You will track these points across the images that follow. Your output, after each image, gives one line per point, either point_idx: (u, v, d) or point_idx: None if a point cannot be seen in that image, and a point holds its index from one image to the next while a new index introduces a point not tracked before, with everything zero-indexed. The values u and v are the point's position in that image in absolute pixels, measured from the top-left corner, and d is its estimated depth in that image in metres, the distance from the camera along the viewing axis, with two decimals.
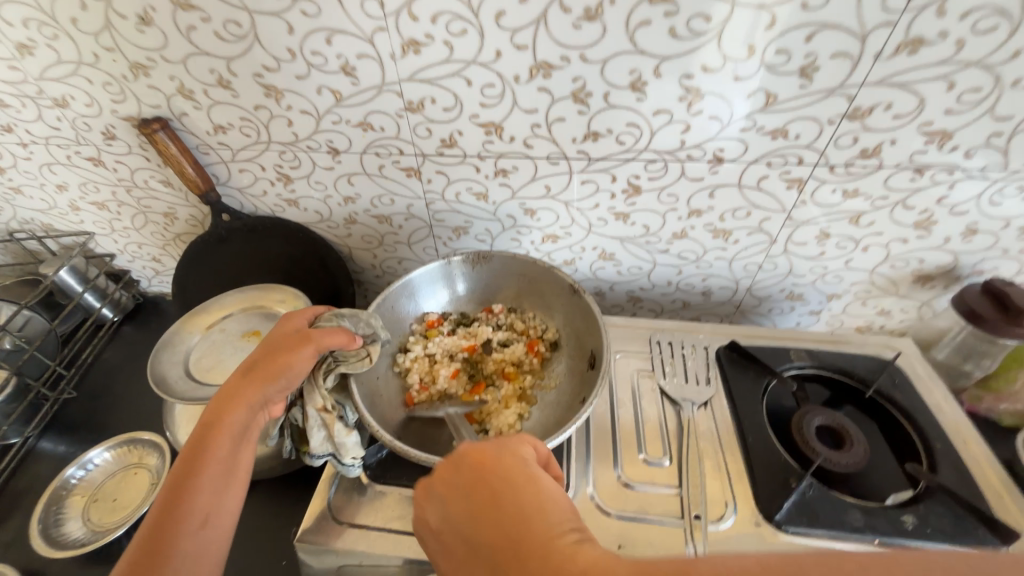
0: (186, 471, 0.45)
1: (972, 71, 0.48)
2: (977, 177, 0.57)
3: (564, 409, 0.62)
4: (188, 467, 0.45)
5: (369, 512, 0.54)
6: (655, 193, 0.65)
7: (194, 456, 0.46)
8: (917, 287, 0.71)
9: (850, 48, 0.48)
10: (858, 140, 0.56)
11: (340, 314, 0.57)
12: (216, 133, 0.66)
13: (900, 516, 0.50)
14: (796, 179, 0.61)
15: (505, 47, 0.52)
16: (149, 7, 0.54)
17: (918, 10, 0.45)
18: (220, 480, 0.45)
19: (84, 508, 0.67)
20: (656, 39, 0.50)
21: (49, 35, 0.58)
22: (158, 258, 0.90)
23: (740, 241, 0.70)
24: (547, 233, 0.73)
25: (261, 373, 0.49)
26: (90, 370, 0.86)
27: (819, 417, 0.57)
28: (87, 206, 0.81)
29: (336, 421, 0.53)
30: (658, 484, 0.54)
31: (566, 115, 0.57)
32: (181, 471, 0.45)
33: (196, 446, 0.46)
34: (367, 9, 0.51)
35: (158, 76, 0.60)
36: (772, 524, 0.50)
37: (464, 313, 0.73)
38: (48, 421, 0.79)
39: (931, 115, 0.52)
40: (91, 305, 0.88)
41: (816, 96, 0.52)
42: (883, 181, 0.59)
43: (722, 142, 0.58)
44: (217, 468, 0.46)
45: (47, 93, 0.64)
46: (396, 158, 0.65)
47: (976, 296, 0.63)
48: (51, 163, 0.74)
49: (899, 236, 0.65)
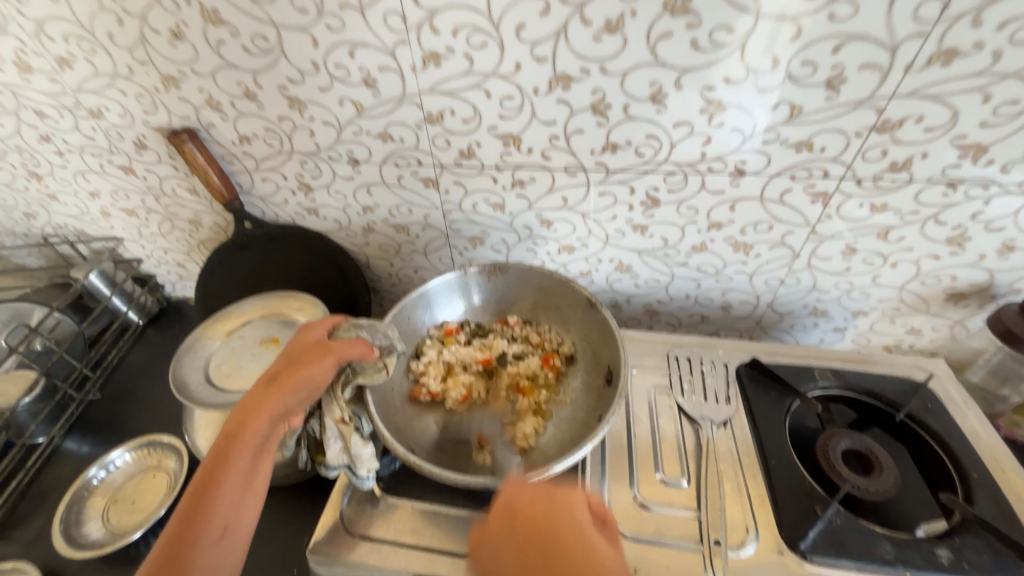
0: (208, 481, 0.45)
1: (1009, 82, 0.46)
2: (1014, 192, 0.54)
3: (580, 424, 0.61)
4: (210, 477, 0.45)
5: (381, 525, 0.54)
6: (674, 205, 0.64)
7: (215, 466, 0.46)
8: (949, 305, 0.68)
9: (879, 59, 0.47)
10: (887, 153, 0.54)
11: (359, 325, 0.58)
12: (241, 143, 0.68)
13: (933, 549, 0.48)
14: (822, 193, 0.59)
15: (525, 59, 0.52)
16: (181, 23, 0.55)
17: (951, 21, 0.44)
18: (240, 490, 0.45)
19: (104, 509, 0.68)
20: (677, 51, 0.49)
21: (88, 50, 0.60)
22: (182, 264, 0.92)
23: (762, 255, 0.68)
24: (563, 244, 0.73)
25: (283, 383, 0.50)
26: (114, 372, 0.88)
27: (845, 441, 0.55)
28: (117, 212, 0.84)
29: (353, 433, 0.53)
30: (675, 506, 0.53)
31: (585, 127, 0.57)
32: (202, 481, 0.45)
33: (218, 456, 0.46)
34: (390, 23, 0.52)
35: (188, 88, 0.62)
36: (796, 553, 0.48)
37: (479, 324, 0.73)
38: (73, 422, 0.81)
39: (966, 128, 0.50)
40: (117, 308, 0.91)
41: (843, 109, 0.51)
42: (914, 195, 0.57)
43: (744, 154, 0.57)
44: (238, 478, 0.46)
45: (84, 104, 0.67)
46: (414, 169, 0.66)
47: (1014, 315, 0.60)
48: (85, 171, 0.77)
49: (930, 252, 0.63)
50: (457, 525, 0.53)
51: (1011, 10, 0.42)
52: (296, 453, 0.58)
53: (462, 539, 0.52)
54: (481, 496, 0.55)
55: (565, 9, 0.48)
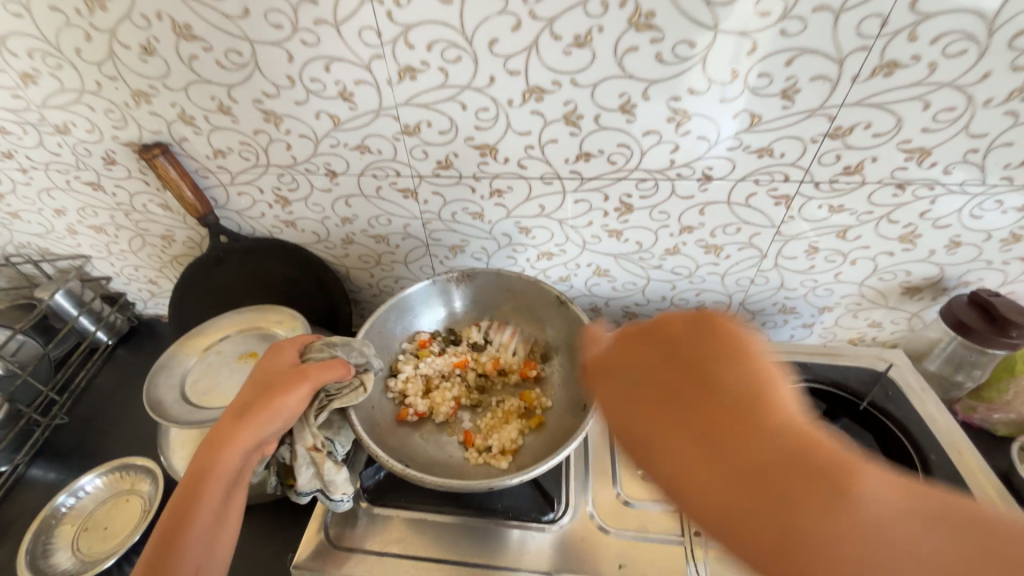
0: (177, 522, 0.44)
1: (945, 91, 0.50)
2: (957, 192, 0.59)
3: (566, 419, 0.62)
4: (179, 519, 0.44)
5: (366, 537, 0.53)
6: (647, 210, 0.66)
7: (184, 506, 0.44)
8: (905, 298, 0.73)
9: (828, 71, 0.50)
10: (840, 158, 0.58)
11: (332, 343, 0.55)
12: (216, 157, 0.67)
13: None
14: (784, 196, 0.62)
15: (499, 73, 0.54)
16: (152, 38, 0.55)
17: (890, 35, 0.47)
18: (212, 528, 0.45)
19: (74, 537, 0.65)
20: (644, 64, 0.52)
21: (54, 65, 0.59)
22: (154, 281, 0.90)
23: (732, 256, 0.71)
24: (542, 250, 0.74)
25: (254, 416, 0.47)
26: (83, 395, 0.85)
27: None
28: (85, 229, 0.81)
29: (326, 458, 0.51)
30: (656, 501, 0.54)
31: (559, 136, 0.59)
32: (170, 521, 0.44)
33: (187, 495, 0.45)
34: (365, 38, 0.53)
35: (159, 103, 0.62)
36: None
37: (458, 331, 0.73)
38: (39, 447, 0.78)
39: (910, 134, 0.54)
40: (85, 329, 0.88)
41: (798, 117, 0.54)
42: (867, 197, 0.61)
43: (710, 161, 0.60)
44: (209, 517, 0.45)
45: (49, 120, 0.65)
46: (393, 180, 0.67)
47: (963, 306, 0.65)
48: (50, 188, 0.75)
49: (885, 249, 0.67)
50: (446, 531, 0.54)
51: (941, 26, 0.46)
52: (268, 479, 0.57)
53: (451, 545, 0.53)
54: (471, 500, 0.56)
55: (536, 24, 0.50)
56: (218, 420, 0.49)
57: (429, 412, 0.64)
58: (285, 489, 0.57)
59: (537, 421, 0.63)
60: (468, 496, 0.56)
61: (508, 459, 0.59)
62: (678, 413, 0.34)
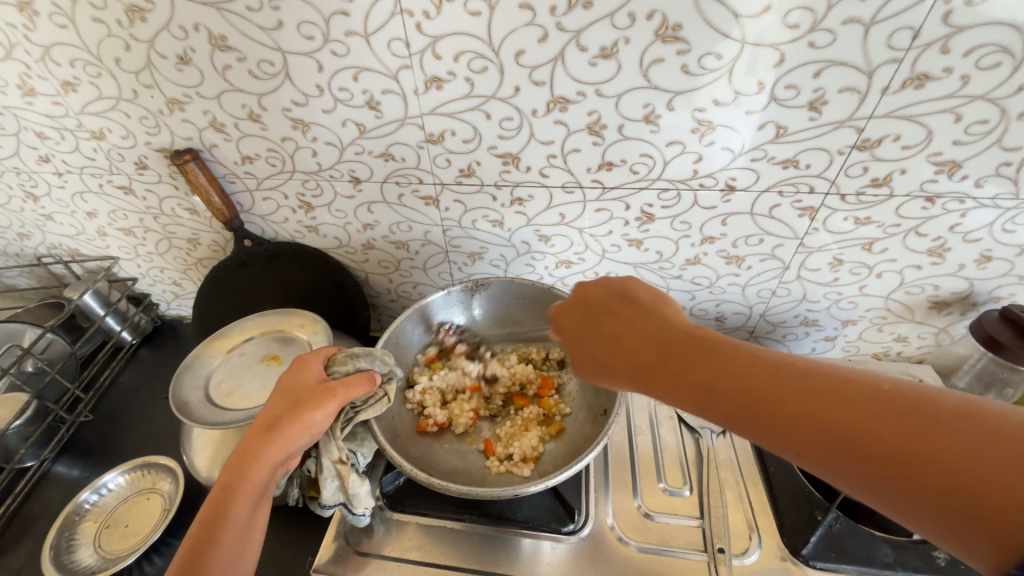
0: (203, 541, 0.43)
1: (978, 104, 0.49)
2: (988, 206, 0.58)
3: (585, 426, 0.61)
4: (206, 537, 0.43)
5: (386, 543, 0.53)
6: (668, 220, 0.66)
7: (212, 523, 0.43)
8: (933, 313, 0.71)
9: (857, 83, 0.50)
10: (868, 170, 0.57)
11: (355, 354, 0.54)
12: (243, 163, 0.69)
13: (932, 552, 0.49)
14: (808, 207, 0.62)
15: (524, 83, 0.54)
16: (188, 48, 0.57)
17: (922, 48, 0.47)
18: (237, 546, 0.44)
19: (96, 534, 0.66)
20: (669, 75, 0.52)
21: (94, 74, 0.61)
22: (178, 282, 0.92)
23: (754, 267, 0.71)
24: (561, 258, 0.74)
25: (282, 432, 0.46)
26: (106, 393, 0.87)
27: None
28: (114, 231, 0.84)
29: (350, 472, 0.51)
30: (679, 515, 0.53)
31: (582, 146, 0.59)
32: (197, 539, 0.43)
33: (213, 512, 0.44)
34: (393, 49, 0.54)
35: (192, 110, 0.63)
36: (799, 559, 0.50)
37: (476, 338, 0.73)
38: (64, 444, 0.80)
39: (940, 147, 0.53)
40: (110, 328, 0.90)
41: (826, 128, 0.54)
42: (894, 209, 0.60)
43: (733, 171, 0.59)
44: (236, 535, 0.44)
45: (86, 126, 0.67)
46: (415, 187, 0.68)
47: (994, 322, 0.63)
48: (84, 191, 0.77)
49: (913, 262, 0.65)
50: (465, 539, 0.53)
51: (975, 39, 0.45)
52: (290, 492, 0.57)
53: (470, 554, 0.52)
54: (490, 509, 0.55)
55: (562, 36, 0.50)
56: (244, 435, 0.48)
57: (449, 421, 0.64)
58: (308, 502, 0.57)
59: (558, 428, 0.63)
60: (487, 504, 0.56)
61: (530, 466, 0.59)
62: (656, 341, 0.43)
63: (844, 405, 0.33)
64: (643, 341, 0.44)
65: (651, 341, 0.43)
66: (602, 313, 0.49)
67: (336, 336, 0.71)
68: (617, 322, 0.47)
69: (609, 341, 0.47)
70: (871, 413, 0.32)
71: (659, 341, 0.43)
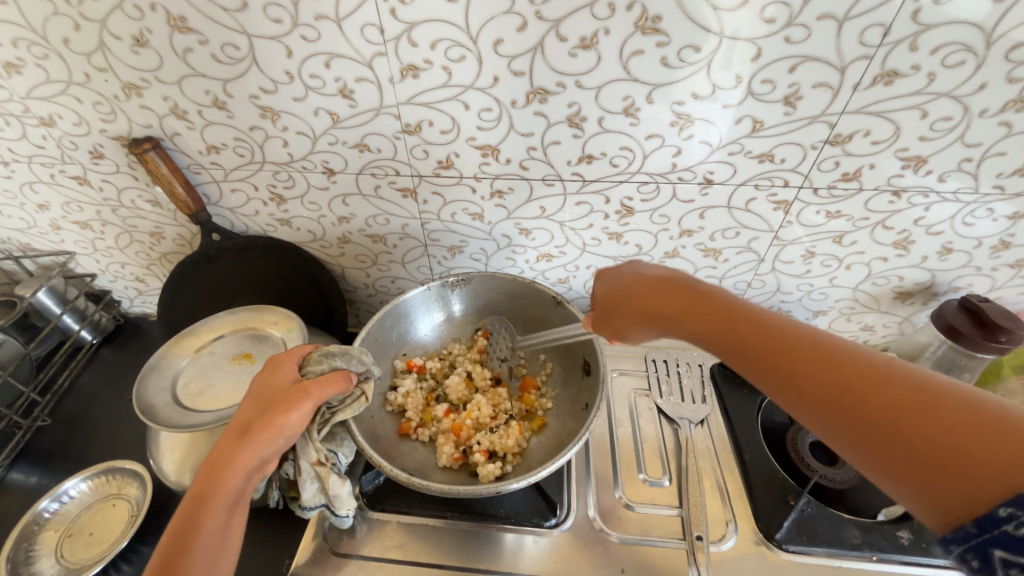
0: (176, 552, 0.41)
1: (943, 101, 0.51)
2: (950, 200, 0.60)
3: (571, 417, 0.61)
4: (179, 548, 0.41)
5: (370, 544, 0.52)
6: (647, 213, 0.66)
7: (185, 533, 0.41)
8: (897, 303, 0.74)
9: (830, 79, 0.51)
10: (839, 164, 0.58)
11: (331, 353, 0.52)
12: (209, 153, 0.65)
13: (895, 532, 0.52)
14: (783, 201, 0.63)
15: (503, 73, 0.53)
16: (145, 29, 0.53)
17: (892, 45, 0.48)
18: (212, 555, 0.42)
19: (57, 543, 0.63)
20: (648, 68, 0.51)
21: (40, 55, 0.57)
22: (142, 278, 0.88)
23: (730, 260, 0.72)
24: (542, 252, 0.74)
25: (256, 435, 0.45)
26: (66, 396, 0.83)
27: (811, 434, 0.60)
28: (69, 225, 0.79)
29: (330, 472, 0.50)
30: (660, 505, 0.55)
31: (562, 138, 0.59)
32: (168, 552, 0.41)
33: (187, 521, 0.42)
34: (367, 34, 0.51)
35: (151, 96, 0.60)
36: (773, 544, 0.51)
37: (455, 335, 0.71)
38: (20, 451, 0.75)
39: (907, 142, 0.55)
40: (68, 328, 0.85)
41: (800, 123, 0.55)
42: (864, 203, 0.62)
43: (711, 165, 0.60)
44: (210, 544, 0.42)
45: (33, 111, 0.63)
46: (392, 179, 0.66)
47: (954, 311, 0.66)
48: (34, 182, 0.72)
49: (880, 255, 0.68)
50: (449, 535, 0.53)
51: (941, 37, 0.47)
52: (269, 493, 0.56)
53: (453, 550, 0.52)
54: (473, 506, 0.55)
55: (542, 25, 0.49)
56: (214, 443, 0.46)
57: (426, 429, 0.62)
58: (287, 502, 0.56)
59: (540, 424, 0.63)
60: (470, 500, 0.55)
61: (514, 463, 0.59)
62: (687, 304, 0.47)
63: (851, 379, 0.37)
64: (671, 302, 0.48)
65: (677, 302, 0.48)
66: (628, 278, 0.53)
67: (313, 333, 0.69)
68: (646, 283, 0.51)
69: (634, 297, 0.51)
70: (880, 386, 0.36)
71: (688, 305, 0.47)
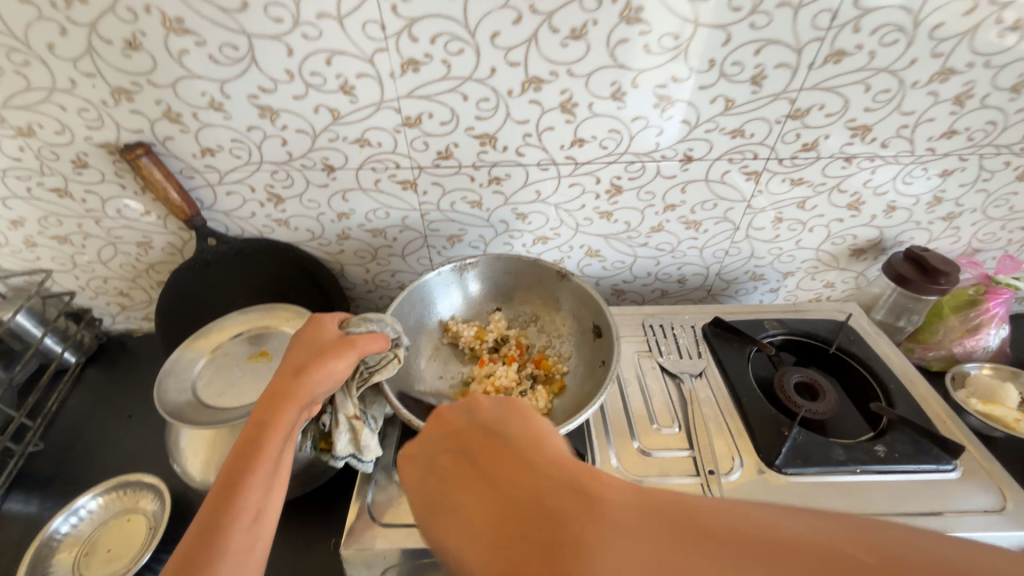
0: (237, 470, 0.44)
1: (882, 76, 0.59)
2: (892, 162, 0.69)
3: (587, 377, 0.66)
4: (239, 467, 0.44)
5: (403, 511, 0.54)
6: (634, 191, 0.72)
7: (243, 455, 0.45)
8: (853, 260, 0.84)
9: (788, 59, 0.57)
10: (800, 137, 0.66)
11: (368, 319, 0.57)
12: (203, 156, 0.65)
13: (873, 446, 0.59)
14: (754, 171, 0.70)
15: (499, 64, 0.57)
16: (138, 32, 0.53)
17: (839, 28, 0.55)
18: (270, 475, 0.45)
19: (75, 564, 0.61)
20: (633, 55, 0.56)
21: (20, 62, 0.55)
22: (126, 292, 0.85)
23: (709, 231, 0.79)
24: (537, 235, 0.78)
25: (307, 374, 0.49)
26: (56, 419, 0.80)
27: (796, 375, 0.67)
28: (45, 240, 0.75)
29: (364, 427, 0.54)
30: (672, 449, 0.60)
31: (555, 124, 0.63)
32: (232, 468, 0.44)
33: (248, 445, 0.46)
34: (368, 31, 0.54)
35: (143, 100, 0.59)
36: (774, 469, 0.57)
37: (472, 314, 0.75)
38: (14, 478, 0.72)
39: (854, 114, 0.63)
40: (51, 349, 0.82)
41: (765, 100, 0.61)
42: (821, 170, 0.70)
43: (691, 142, 0.66)
44: (268, 465, 0.45)
45: (9, 121, 0.60)
46: (392, 172, 0.68)
47: (901, 262, 0.75)
48: (7, 197, 0.69)
49: (837, 216, 0.76)
50: None
51: (878, 20, 0.54)
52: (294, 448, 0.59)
53: None
54: None
55: (535, 18, 0.53)
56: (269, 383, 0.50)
57: None
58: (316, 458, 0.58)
59: (559, 386, 0.68)
60: None
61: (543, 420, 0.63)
62: (500, 462, 0.33)
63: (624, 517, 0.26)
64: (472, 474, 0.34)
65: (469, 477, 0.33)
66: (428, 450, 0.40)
67: None
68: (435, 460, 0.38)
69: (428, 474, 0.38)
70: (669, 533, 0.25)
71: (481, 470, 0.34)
